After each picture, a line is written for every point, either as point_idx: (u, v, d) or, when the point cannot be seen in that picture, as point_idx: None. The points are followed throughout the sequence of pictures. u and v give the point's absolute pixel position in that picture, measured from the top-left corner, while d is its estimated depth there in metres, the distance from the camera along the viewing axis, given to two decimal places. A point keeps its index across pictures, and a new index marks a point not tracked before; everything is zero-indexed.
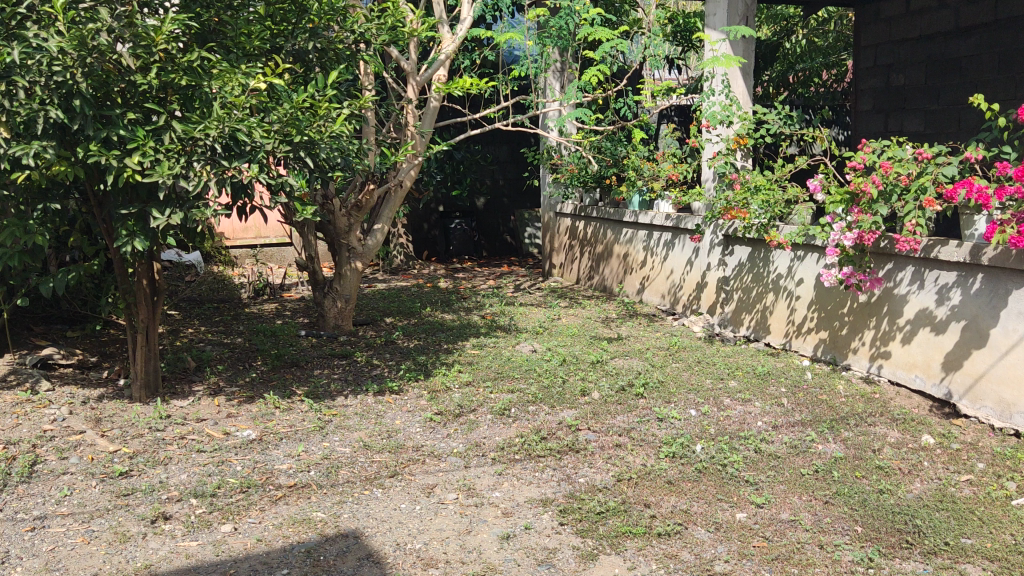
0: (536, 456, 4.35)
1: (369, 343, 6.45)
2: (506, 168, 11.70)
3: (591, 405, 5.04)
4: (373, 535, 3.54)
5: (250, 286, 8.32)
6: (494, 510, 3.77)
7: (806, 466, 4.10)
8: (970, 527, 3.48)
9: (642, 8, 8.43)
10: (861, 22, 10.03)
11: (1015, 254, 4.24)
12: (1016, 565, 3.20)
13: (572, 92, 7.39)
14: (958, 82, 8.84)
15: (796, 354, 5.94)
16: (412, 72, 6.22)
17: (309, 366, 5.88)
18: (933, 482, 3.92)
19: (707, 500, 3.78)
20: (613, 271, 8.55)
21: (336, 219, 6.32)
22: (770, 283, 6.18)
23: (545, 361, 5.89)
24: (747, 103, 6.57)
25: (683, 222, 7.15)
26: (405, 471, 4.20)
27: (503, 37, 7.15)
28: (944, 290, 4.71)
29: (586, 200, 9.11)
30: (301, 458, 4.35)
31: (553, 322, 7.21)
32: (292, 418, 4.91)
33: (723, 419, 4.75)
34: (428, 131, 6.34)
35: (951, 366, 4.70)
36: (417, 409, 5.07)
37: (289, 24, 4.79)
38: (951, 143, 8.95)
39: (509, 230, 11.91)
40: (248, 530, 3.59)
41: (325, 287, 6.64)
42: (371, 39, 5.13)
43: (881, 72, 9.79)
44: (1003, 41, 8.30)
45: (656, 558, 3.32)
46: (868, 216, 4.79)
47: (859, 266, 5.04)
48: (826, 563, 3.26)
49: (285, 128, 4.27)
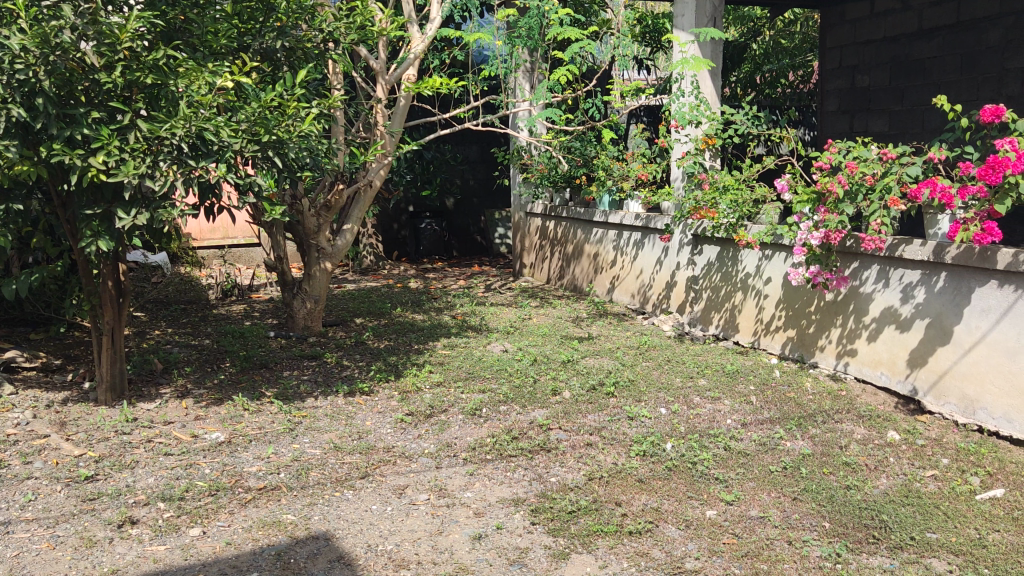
0: (508, 456, 4.35)
1: (339, 343, 6.43)
2: (477, 169, 11.69)
3: (561, 404, 5.05)
4: (344, 537, 3.51)
5: (218, 287, 8.26)
6: (465, 510, 3.76)
7: (775, 463, 4.14)
8: (935, 522, 3.54)
9: (611, 9, 8.45)
10: (826, 24, 10.12)
11: (978, 252, 4.31)
12: (980, 559, 3.25)
13: (543, 92, 7.38)
14: (922, 83, 8.93)
15: (764, 352, 6.00)
16: (381, 72, 6.17)
17: (278, 367, 5.83)
18: (898, 478, 3.98)
19: (678, 498, 3.81)
20: (584, 270, 8.58)
21: (305, 219, 6.26)
22: (738, 282, 6.24)
23: (516, 361, 5.89)
24: (715, 103, 6.62)
25: (653, 222, 7.18)
26: (375, 472, 4.18)
27: (472, 37, 7.12)
28: (908, 288, 4.78)
29: (556, 200, 9.12)
30: (271, 460, 4.32)
31: (524, 322, 7.22)
32: (261, 420, 4.87)
33: (693, 417, 4.78)
34: (398, 131, 6.29)
35: (916, 363, 4.78)
36: (388, 409, 5.06)
37: (256, 23, 4.73)
38: (915, 143, 9.03)
39: (480, 230, 11.91)
40: (218, 533, 3.55)
41: (295, 287, 6.59)
42: (340, 38, 5.13)
43: (846, 73, 9.87)
44: (966, 43, 8.39)
45: (627, 556, 3.34)
46: (834, 216, 4.86)
47: (826, 265, 5.11)
48: (794, 558, 3.30)
49: (253, 128, 4.24)
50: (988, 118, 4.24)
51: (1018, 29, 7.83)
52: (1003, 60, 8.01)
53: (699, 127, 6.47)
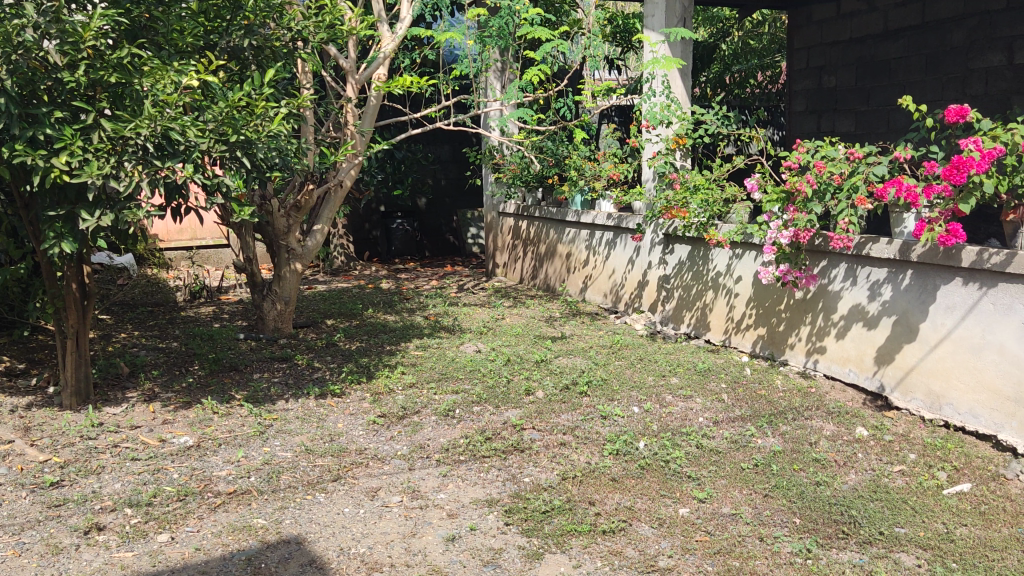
0: (481, 456, 4.33)
1: (310, 345, 6.37)
2: (448, 168, 11.65)
3: (535, 404, 5.04)
4: (316, 541, 3.47)
5: (186, 289, 8.15)
6: (438, 512, 3.74)
7: (746, 461, 4.17)
8: (903, 517, 3.58)
9: (581, 9, 8.45)
10: (794, 25, 10.21)
11: (943, 250, 4.36)
12: (948, 553, 3.30)
13: (514, 92, 7.37)
14: (888, 83, 9.03)
15: (735, 350, 6.04)
16: (350, 71, 6.11)
17: (248, 369, 5.77)
18: (867, 474, 4.03)
19: (651, 497, 3.82)
20: (557, 270, 8.59)
21: (274, 219, 6.18)
22: (709, 281, 6.28)
23: (489, 361, 5.88)
24: (686, 103, 6.65)
25: (625, 222, 7.20)
26: (347, 475, 4.14)
27: (443, 36, 7.09)
28: (875, 286, 4.84)
29: (528, 200, 9.11)
30: (241, 464, 4.26)
31: (497, 322, 7.21)
32: (231, 423, 4.81)
33: (665, 416, 4.81)
34: (368, 131, 6.24)
35: (883, 360, 4.84)
36: (360, 411, 5.02)
37: (222, 21, 4.64)
38: (880, 143, 9.12)
39: (452, 230, 11.88)
40: (187, 539, 3.50)
41: (264, 289, 6.52)
42: (309, 37, 5.10)
43: (814, 74, 9.96)
44: (930, 44, 8.50)
45: (601, 556, 3.34)
46: (803, 215, 4.90)
47: (795, 263, 5.16)
48: (766, 555, 3.32)
49: (221, 127, 4.19)
50: (953, 118, 4.29)
51: (981, 30, 7.95)
52: (966, 61, 8.12)
53: (669, 127, 6.49)
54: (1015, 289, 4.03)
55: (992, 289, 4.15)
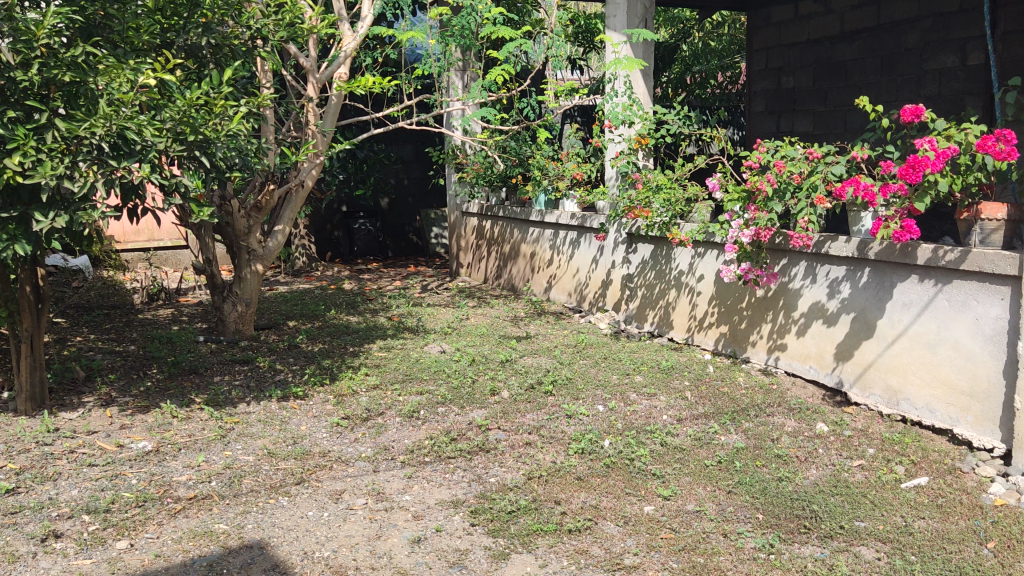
0: (447, 457, 4.32)
1: (272, 347, 6.30)
2: (411, 168, 11.60)
3: (500, 404, 5.04)
4: (279, 545, 3.43)
5: (143, 291, 8.01)
6: (404, 514, 3.72)
7: (710, 458, 4.21)
8: (863, 511, 3.64)
9: (544, 9, 8.46)
10: (752, 26, 10.32)
11: (899, 248, 4.45)
12: (907, 545, 3.35)
13: (476, 91, 7.36)
14: (844, 84, 9.17)
15: (698, 348, 6.10)
16: (311, 70, 6.05)
17: (208, 372, 5.68)
18: (828, 469, 4.09)
19: (616, 495, 3.83)
20: (521, 270, 8.61)
21: (234, 220, 6.08)
22: (672, 279, 6.33)
23: (454, 361, 5.87)
24: (648, 103, 6.69)
25: (588, 221, 7.23)
26: (311, 478, 4.10)
27: (405, 35, 7.05)
28: (834, 283, 4.91)
29: (492, 200, 9.11)
30: (201, 468, 4.20)
31: (461, 322, 7.20)
32: (191, 427, 4.73)
33: (630, 414, 4.83)
34: (330, 130, 6.18)
35: (843, 356, 4.92)
36: (324, 413, 4.98)
37: (180, 19, 4.58)
38: (839, 143, 9.24)
39: (415, 230, 11.83)
40: (146, 545, 3.43)
41: (224, 291, 6.43)
42: (269, 35, 5.00)
43: (773, 74, 10.07)
44: (885, 45, 8.65)
45: (567, 555, 3.34)
46: (765, 213, 4.96)
47: (756, 262, 5.22)
48: (730, 551, 3.35)
49: (178, 126, 4.11)
50: (908, 118, 4.37)
51: (935, 31, 8.12)
52: (921, 62, 8.28)
53: (632, 127, 6.53)
54: (969, 286, 4.12)
55: (947, 286, 4.23)
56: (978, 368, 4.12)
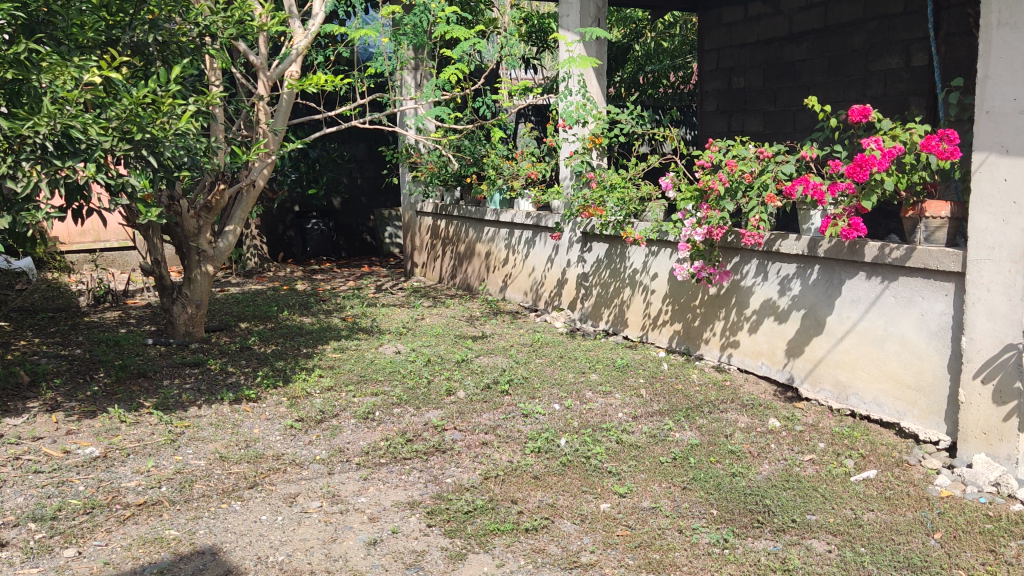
0: (402, 459, 4.29)
1: (223, 349, 6.20)
2: (364, 167, 11.50)
3: (456, 404, 5.02)
4: (232, 551, 3.37)
5: (90, 293, 7.83)
6: (360, 516, 3.68)
7: (665, 454, 4.25)
8: (814, 504, 3.69)
9: (498, 8, 8.45)
10: (704, 26, 10.41)
11: (847, 246, 4.53)
12: (857, 538, 3.42)
13: (430, 90, 7.32)
14: (793, 84, 9.30)
15: (652, 345, 6.15)
16: (262, 67, 5.95)
17: (158, 376, 5.56)
18: (780, 463, 4.15)
19: (573, 493, 3.85)
20: (476, 269, 8.60)
21: (183, 221, 5.95)
22: (626, 278, 6.37)
23: (410, 361, 5.84)
24: (601, 103, 6.72)
25: (543, 221, 7.24)
26: (264, 481, 4.04)
27: (358, 33, 6.99)
28: (785, 281, 4.99)
29: (447, 200, 9.08)
30: (151, 473, 4.11)
31: (416, 322, 7.16)
32: (140, 432, 4.63)
33: (586, 411, 4.85)
34: (281, 129, 6.09)
35: (794, 352, 5.00)
36: (277, 416, 4.91)
37: (126, 15, 4.46)
38: (788, 142, 9.36)
39: (369, 230, 11.75)
40: (95, 553, 3.35)
41: (174, 292, 6.30)
42: (217, 32, 4.90)
43: (723, 74, 10.18)
44: (832, 47, 8.81)
45: (523, 554, 3.34)
46: (716, 212, 5.01)
47: (708, 260, 5.27)
48: (685, 546, 3.38)
49: (125, 125, 4.02)
50: (856, 118, 4.45)
51: (881, 33, 8.29)
52: (867, 63, 8.45)
53: (585, 127, 6.55)
54: (914, 282, 4.21)
55: (894, 283, 4.32)
56: (924, 362, 4.21)
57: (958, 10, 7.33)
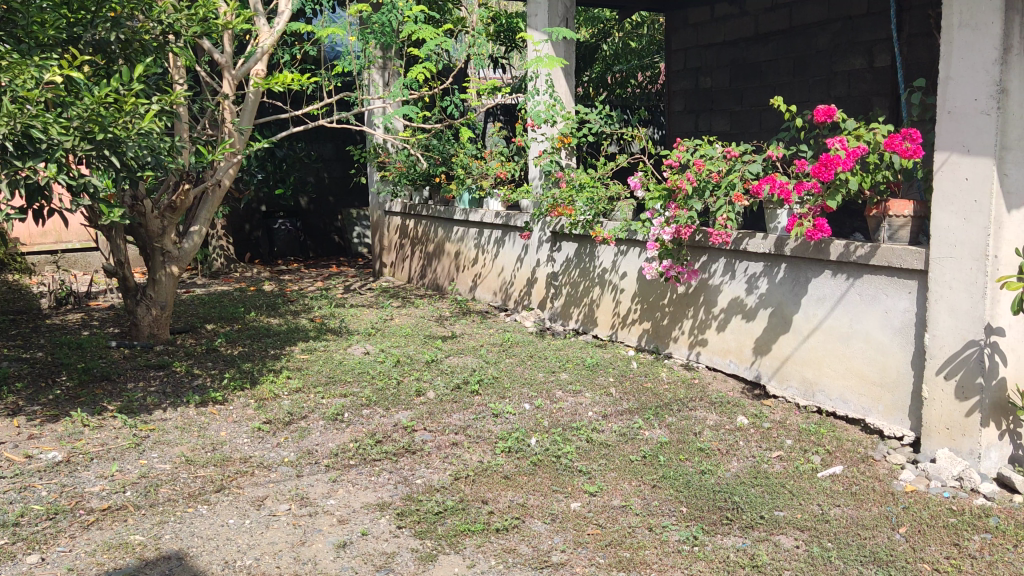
0: (372, 460, 4.26)
1: (189, 351, 6.12)
2: (332, 167, 11.42)
3: (426, 404, 5.01)
4: (198, 555, 3.32)
5: (51, 295, 7.69)
6: (328, 519, 3.65)
7: (634, 453, 4.26)
8: (782, 500, 3.72)
9: (465, 7, 8.43)
10: (671, 27, 10.47)
11: (813, 245, 4.58)
12: (824, 533, 3.45)
13: (398, 89, 7.28)
14: (759, 85, 9.39)
15: (621, 344, 6.17)
16: (227, 65, 5.88)
17: (122, 379, 5.47)
18: (748, 460, 4.18)
19: (543, 492, 3.84)
20: (445, 269, 8.57)
21: (148, 221, 5.86)
22: (595, 277, 6.39)
23: (378, 362, 5.80)
24: (569, 102, 6.73)
25: (512, 220, 7.23)
26: (231, 485, 3.99)
27: (325, 31, 6.93)
28: (752, 279, 5.03)
29: (416, 199, 9.04)
30: (115, 478, 4.04)
31: (385, 322, 7.12)
32: (103, 436, 4.55)
33: (556, 411, 4.86)
34: (247, 128, 6.02)
35: (761, 350, 5.04)
36: (244, 418, 4.86)
37: (87, 13, 4.39)
38: (754, 142, 9.44)
39: (337, 230, 11.68)
40: (58, 559, 3.29)
41: (138, 293, 6.21)
42: (180, 30, 4.78)
43: (691, 74, 10.24)
44: (797, 47, 8.90)
45: (494, 554, 3.33)
46: (685, 212, 5.04)
47: (677, 258, 5.31)
48: (655, 544, 3.40)
49: (86, 125, 3.95)
50: (822, 118, 4.50)
51: (845, 34, 8.40)
52: (831, 64, 8.56)
53: (554, 126, 6.55)
54: (879, 280, 4.26)
55: (859, 281, 4.37)
56: (888, 359, 4.27)
57: (920, 11, 7.45)
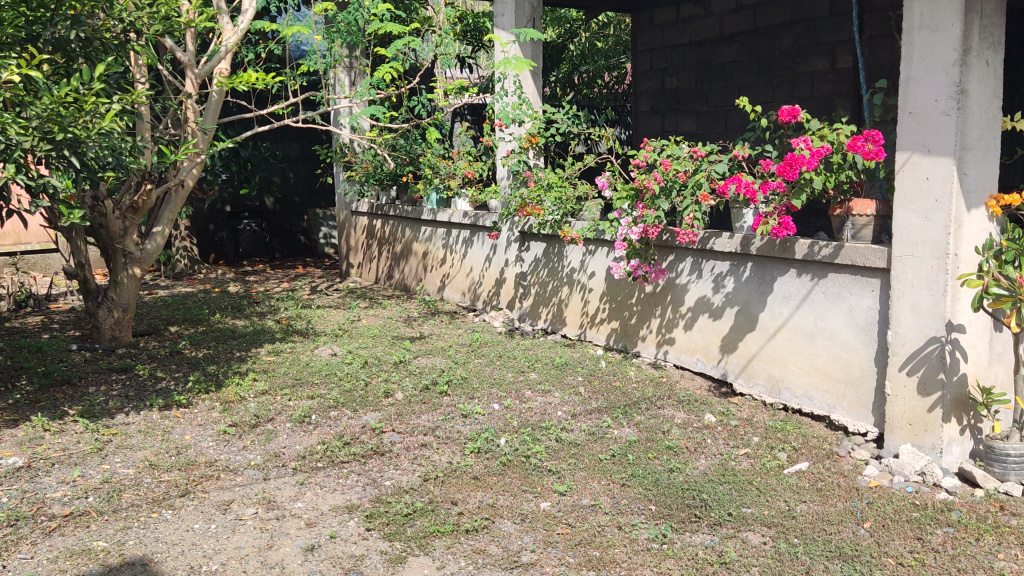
0: (340, 462, 4.22)
1: (152, 354, 6.02)
2: (298, 166, 11.32)
3: (394, 406, 4.98)
4: (163, 561, 3.27)
5: (9, 298, 7.53)
6: (296, 522, 3.61)
7: (603, 451, 4.28)
8: (749, 497, 3.76)
9: (432, 6, 8.41)
10: (637, 27, 10.51)
11: (779, 244, 4.62)
12: (790, 529, 3.49)
13: (365, 88, 7.23)
14: (724, 85, 9.47)
15: (590, 344, 6.19)
16: (190, 64, 5.79)
17: (83, 383, 5.37)
18: (716, 458, 4.21)
19: (512, 492, 3.84)
20: (413, 269, 8.53)
21: (109, 222, 5.75)
22: (564, 276, 6.40)
23: (346, 364, 5.75)
24: (537, 102, 6.72)
25: (480, 220, 7.22)
26: (197, 489, 3.93)
27: (291, 31, 6.88)
28: (719, 278, 5.06)
29: (382, 199, 8.98)
30: (77, 483, 3.96)
31: (353, 323, 7.07)
32: (65, 441, 4.46)
33: (525, 411, 4.85)
34: (211, 128, 5.94)
35: (727, 349, 5.08)
36: (210, 422, 4.79)
37: (47, 11, 4.29)
38: (720, 142, 9.49)
39: (303, 230, 11.58)
40: (18, 567, 3.22)
41: (99, 296, 6.10)
42: (142, 29, 4.70)
43: (657, 75, 10.29)
44: (761, 48, 9.00)
45: (464, 555, 3.32)
46: (652, 211, 5.06)
47: (645, 258, 5.34)
48: (625, 543, 3.40)
49: (46, 124, 3.88)
50: (786, 118, 4.54)
51: (807, 35, 8.51)
52: (794, 65, 8.66)
53: (521, 126, 6.55)
54: (843, 278, 4.32)
55: (823, 279, 4.42)
56: (852, 357, 4.33)
57: (880, 14, 7.57)
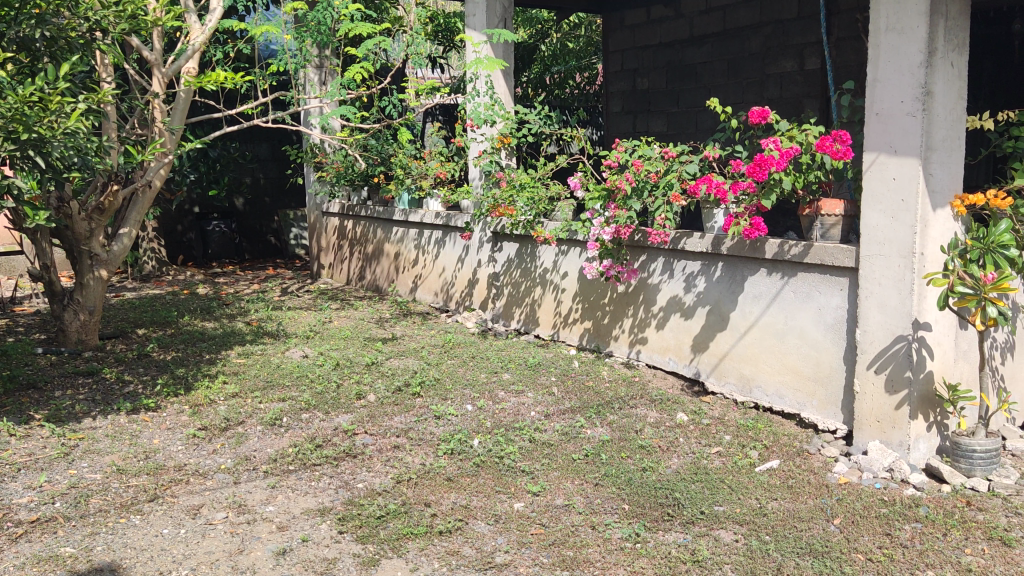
0: (311, 465, 4.19)
1: (119, 357, 5.93)
2: (268, 167, 11.24)
3: (366, 408, 4.94)
4: (131, 567, 3.22)
5: None
6: (268, 526, 3.57)
7: (577, 451, 4.28)
8: (721, 496, 3.78)
9: (402, 6, 8.39)
10: (608, 28, 10.56)
11: (749, 244, 4.66)
12: (762, 526, 3.51)
13: (336, 89, 7.19)
14: (695, 86, 9.52)
15: (563, 344, 6.20)
16: (157, 64, 5.71)
17: (48, 387, 5.28)
18: (688, 457, 4.23)
19: (486, 493, 3.83)
20: (384, 270, 8.49)
21: (74, 223, 5.65)
22: (537, 277, 6.40)
23: (318, 366, 5.71)
24: (509, 102, 6.71)
25: (452, 221, 7.19)
26: (165, 494, 3.87)
27: (260, 30, 6.85)
28: (690, 278, 5.09)
29: (354, 200, 8.92)
30: (43, 489, 3.89)
31: (324, 325, 7.02)
32: (30, 446, 4.38)
33: (498, 411, 4.84)
34: (179, 128, 5.87)
35: (699, 348, 5.11)
36: (178, 425, 4.73)
37: (10, 9, 4.21)
38: (691, 142, 9.53)
39: (273, 231, 11.48)
40: None
41: (65, 298, 6.00)
42: (109, 27, 4.63)
43: (628, 75, 10.33)
44: (731, 49, 9.06)
45: (438, 556, 3.31)
46: (624, 212, 5.10)
47: (617, 258, 5.40)
48: (598, 542, 3.41)
49: (10, 124, 3.79)
50: (756, 119, 4.57)
51: (776, 37, 8.59)
52: (764, 66, 8.73)
53: (493, 127, 6.55)
54: (812, 278, 4.36)
55: (793, 278, 4.47)
56: (822, 355, 4.37)
57: (848, 16, 7.66)
